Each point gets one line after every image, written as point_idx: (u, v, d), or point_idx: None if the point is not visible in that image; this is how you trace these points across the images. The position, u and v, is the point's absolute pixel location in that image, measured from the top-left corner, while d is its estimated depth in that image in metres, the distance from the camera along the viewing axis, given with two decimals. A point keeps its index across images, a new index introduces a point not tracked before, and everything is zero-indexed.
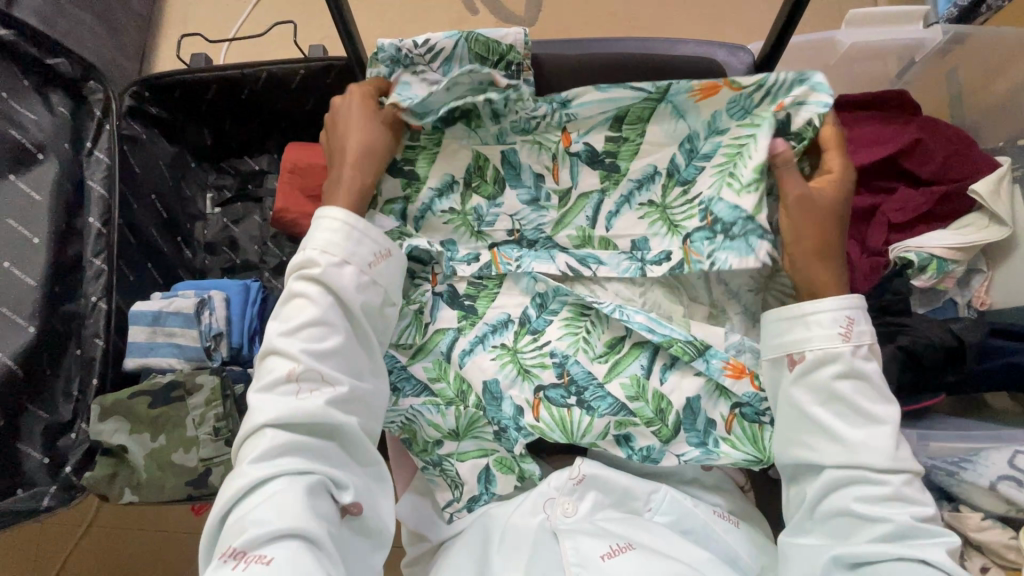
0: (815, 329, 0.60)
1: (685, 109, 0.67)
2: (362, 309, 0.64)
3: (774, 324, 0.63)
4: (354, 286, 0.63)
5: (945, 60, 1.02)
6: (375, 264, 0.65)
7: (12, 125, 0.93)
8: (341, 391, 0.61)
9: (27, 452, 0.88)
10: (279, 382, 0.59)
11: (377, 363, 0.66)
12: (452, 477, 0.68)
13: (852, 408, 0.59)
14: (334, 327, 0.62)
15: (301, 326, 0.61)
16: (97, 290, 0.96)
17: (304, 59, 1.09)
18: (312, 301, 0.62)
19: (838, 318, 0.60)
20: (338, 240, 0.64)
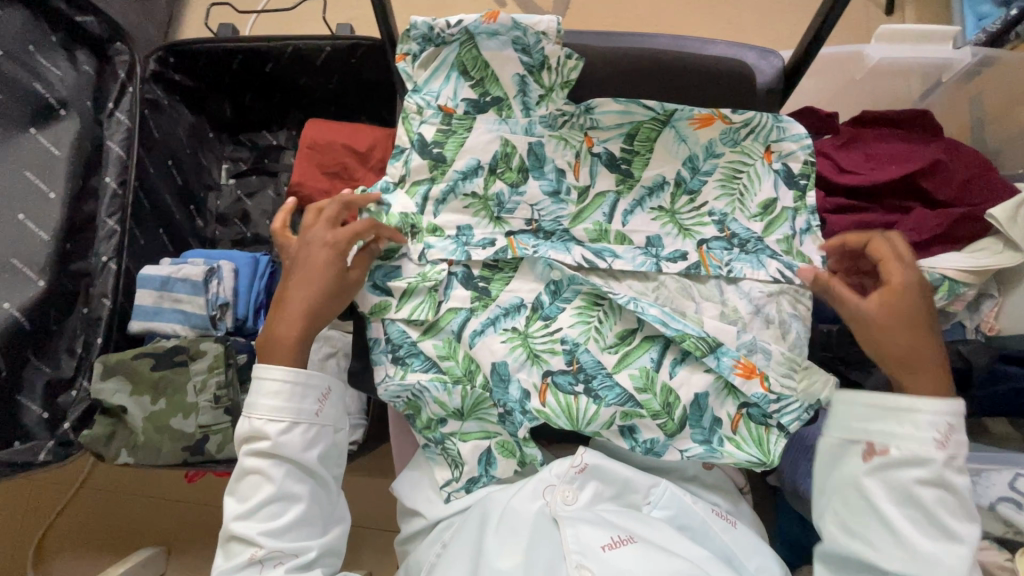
0: (908, 428, 0.59)
1: (686, 136, 0.70)
2: (316, 461, 0.67)
3: (861, 409, 0.62)
4: (306, 447, 0.66)
5: (972, 83, 1.01)
6: (323, 409, 0.68)
7: (35, 78, 0.92)
8: (305, 557, 0.64)
9: (27, 406, 0.87)
10: (242, 566, 0.62)
11: (332, 499, 0.70)
12: (453, 456, 0.68)
13: (929, 518, 0.58)
14: (294, 497, 0.65)
15: (259, 507, 0.63)
16: (108, 251, 0.96)
17: (330, 35, 1.08)
18: (266, 477, 0.64)
19: (936, 422, 0.59)
20: (283, 402, 0.65)
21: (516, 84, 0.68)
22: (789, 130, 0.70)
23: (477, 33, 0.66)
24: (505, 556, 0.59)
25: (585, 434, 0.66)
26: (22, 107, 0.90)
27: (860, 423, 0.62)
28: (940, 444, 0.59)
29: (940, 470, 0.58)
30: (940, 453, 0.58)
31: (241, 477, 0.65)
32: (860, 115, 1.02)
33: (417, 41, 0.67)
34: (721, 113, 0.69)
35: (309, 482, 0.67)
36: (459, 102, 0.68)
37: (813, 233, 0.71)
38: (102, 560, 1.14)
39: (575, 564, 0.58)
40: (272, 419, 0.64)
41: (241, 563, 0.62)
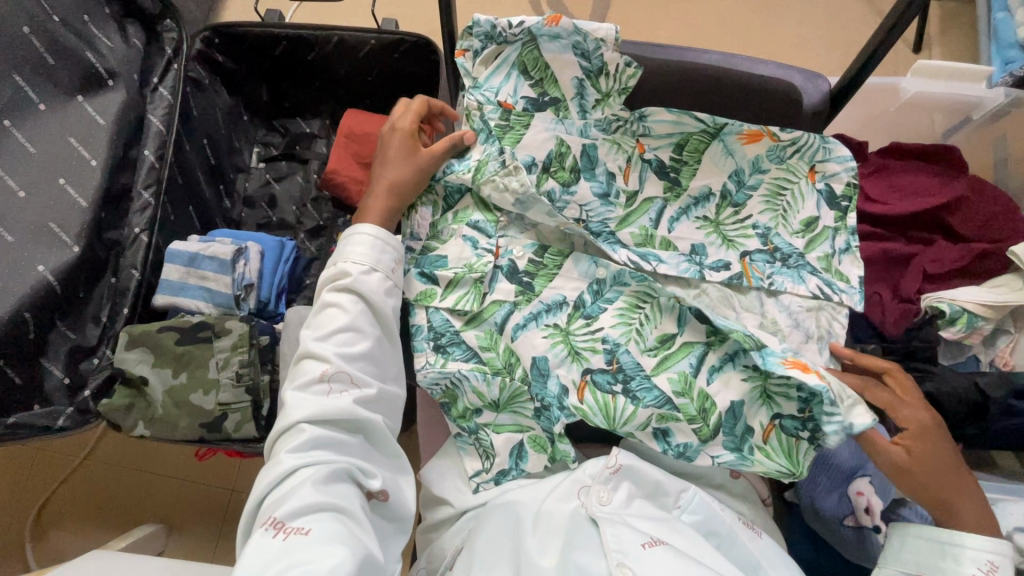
0: (953, 566, 0.61)
1: (734, 150, 0.72)
2: (389, 311, 0.68)
3: (914, 541, 0.64)
4: (381, 289, 0.68)
5: (996, 124, 1.04)
6: (396, 269, 0.70)
7: (87, 47, 0.93)
8: (368, 391, 0.64)
9: (51, 370, 0.87)
10: (313, 382, 0.62)
11: (396, 365, 0.70)
12: (485, 447, 0.70)
13: None
14: (364, 334, 0.66)
15: (333, 330, 0.64)
16: (141, 223, 0.97)
17: (375, 29, 1.10)
18: (343, 308, 0.65)
19: (979, 558, 0.61)
20: (366, 250, 0.68)
21: (574, 87, 0.70)
22: (836, 150, 0.71)
23: (539, 35, 0.68)
24: (546, 556, 0.59)
25: (620, 433, 0.69)
26: (72, 73, 0.91)
27: (909, 555, 0.64)
28: None
29: None
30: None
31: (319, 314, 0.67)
32: (892, 145, 1.04)
33: (479, 38, 0.69)
34: (770, 130, 0.71)
35: (380, 331, 0.68)
36: (517, 100, 0.71)
37: (852, 252, 0.72)
38: (104, 533, 1.13)
39: (616, 562, 0.57)
40: (356, 261, 0.67)
41: (313, 380, 0.62)
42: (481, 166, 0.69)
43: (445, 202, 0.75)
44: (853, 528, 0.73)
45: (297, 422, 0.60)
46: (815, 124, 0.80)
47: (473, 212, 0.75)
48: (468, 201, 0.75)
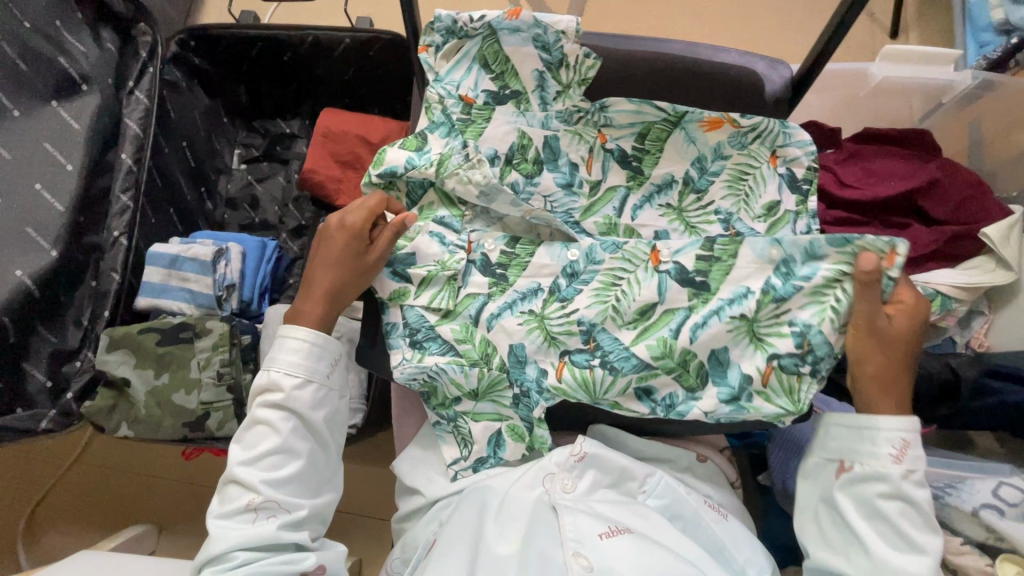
0: (869, 446, 0.66)
1: (695, 137, 0.74)
2: (321, 422, 0.71)
3: (837, 429, 0.69)
4: (313, 403, 0.71)
5: (970, 108, 1.05)
6: (332, 373, 0.73)
7: (60, 53, 0.94)
8: (297, 514, 0.68)
9: (32, 373, 0.88)
10: (238, 509, 0.67)
11: (333, 461, 0.74)
12: (463, 434, 0.71)
13: (892, 529, 0.64)
14: (295, 453, 0.69)
15: (262, 454, 0.68)
16: (120, 226, 0.97)
17: (350, 28, 1.11)
18: (274, 428, 0.69)
19: (894, 438, 0.65)
20: (300, 359, 0.71)
21: (535, 80, 0.71)
22: (795, 134, 0.73)
23: (499, 29, 0.69)
24: (506, 541, 0.62)
25: (604, 403, 0.71)
26: (46, 78, 0.92)
27: (832, 442, 0.69)
28: (897, 458, 0.65)
29: (899, 485, 0.65)
30: (894, 468, 0.65)
31: (251, 428, 0.71)
32: (864, 131, 1.05)
33: (441, 33, 0.70)
34: (730, 117, 0.73)
35: (314, 442, 0.71)
36: (479, 92, 0.72)
37: (813, 235, 0.73)
38: (94, 535, 1.14)
39: (572, 551, 0.59)
40: (287, 373, 0.70)
41: (239, 505, 0.67)
42: (443, 160, 0.70)
43: (410, 198, 0.75)
44: None
45: (223, 549, 0.65)
46: (780, 111, 0.81)
47: (439, 207, 0.75)
48: (432, 197, 0.75)
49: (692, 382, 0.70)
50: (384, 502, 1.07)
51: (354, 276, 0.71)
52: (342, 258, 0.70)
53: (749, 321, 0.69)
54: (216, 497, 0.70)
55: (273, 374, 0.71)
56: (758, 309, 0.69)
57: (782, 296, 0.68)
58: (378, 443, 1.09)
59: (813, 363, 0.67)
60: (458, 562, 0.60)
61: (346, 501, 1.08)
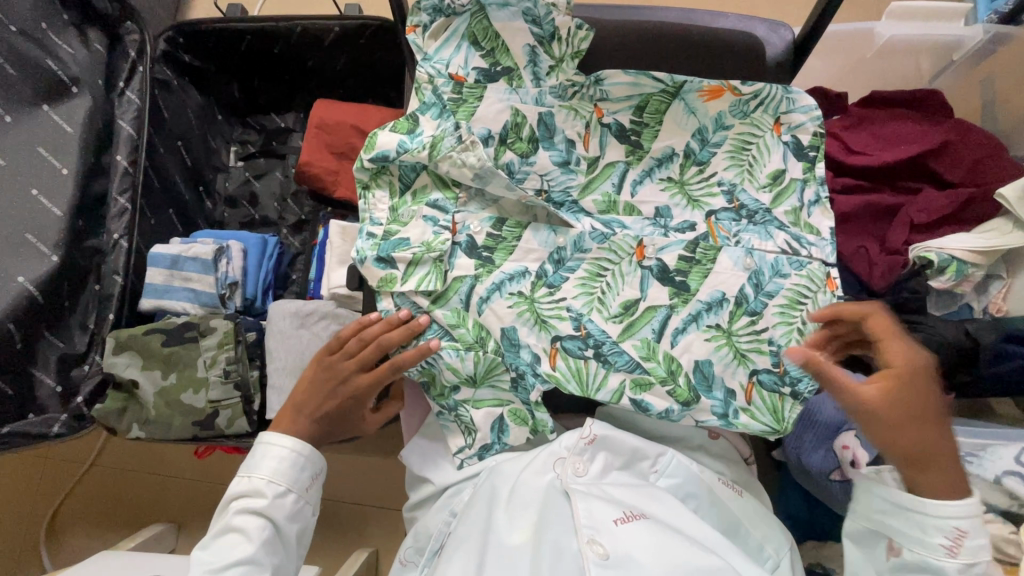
0: (919, 534, 0.61)
1: (696, 108, 0.73)
2: (292, 535, 0.70)
3: (878, 501, 0.64)
4: (290, 515, 0.70)
5: (983, 65, 1.01)
6: (312, 487, 0.73)
7: (48, 55, 0.93)
8: None
9: (41, 379, 0.88)
10: None
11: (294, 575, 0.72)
12: (466, 422, 0.70)
13: None
14: (261, 565, 0.67)
15: (231, 563, 0.66)
16: (118, 229, 0.97)
17: (338, 16, 1.08)
18: (247, 537, 0.67)
19: (947, 529, 0.59)
20: (285, 468, 0.70)
21: (526, 56, 0.70)
22: (798, 102, 0.72)
23: (490, 4, 0.69)
24: (517, 530, 0.61)
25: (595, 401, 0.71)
26: (35, 82, 0.91)
27: (887, 518, 0.63)
28: (952, 551, 0.59)
29: None
30: (950, 561, 0.59)
31: (219, 534, 0.69)
32: (869, 95, 1.01)
33: (428, 12, 0.69)
34: (730, 85, 0.71)
35: (281, 556, 0.70)
36: (469, 71, 0.70)
37: (821, 203, 0.73)
38: (115, 535, 1.16)
39: (587, 538, 0.58)
40: (272, 481, 0.69)
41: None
42: (436, 143, 0.69)
43: (402, 182, 0.74)
44: (840, 482, 0.73)
45: None
46: (782, 76, 0.78)
47: (432, 191, 0.74)
48: (425, 179, 0.74)
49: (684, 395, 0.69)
50: (395, 492, 1.08)
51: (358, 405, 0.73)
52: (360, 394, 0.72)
53: (726, 330, 0.70)
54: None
55: (253, 481, 0.70)
56: (732, 321, 0.70)
57: (753, 309, 0.70)
58: (390, 435, 1.09)
59: (791, 381, 0.69)
60: (471, 555, 0.60)
61: (364, 494, 1.08)
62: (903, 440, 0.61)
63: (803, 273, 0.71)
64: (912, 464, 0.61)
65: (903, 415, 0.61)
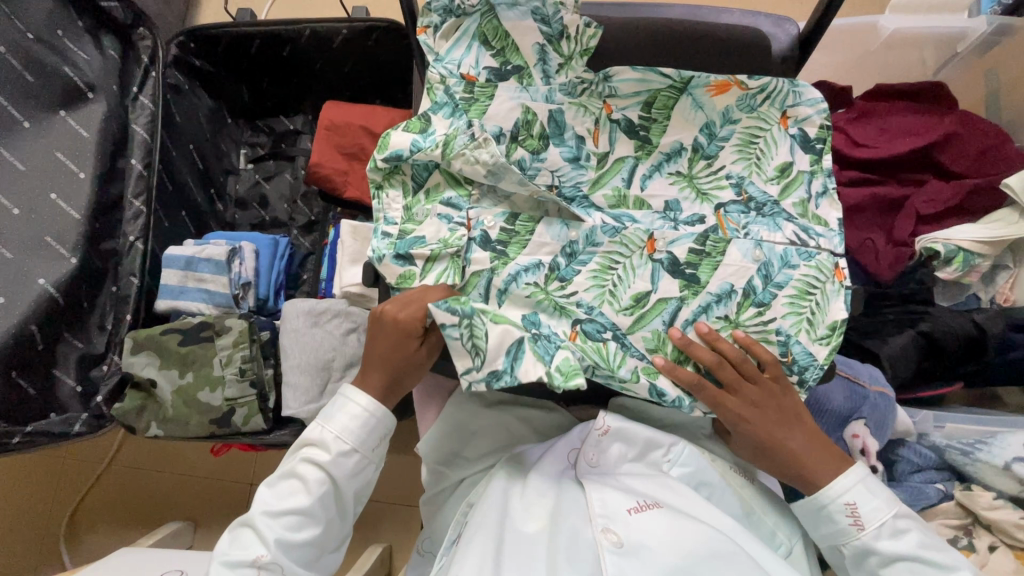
0: (832, 526, 0.66)
1: (703, 103, 0.74)
2: (348, 493, 0.70)
3: (798, 518, 0.69)
4: (351, 473, 0.70)
5: (988, 55, 1.01)
6: (375, 450, 0.72)
7: (64, 62, 0.95)
8: None
9: (62, 379, 0.90)
10: (245, 564, 0.64)
11: (347, 531, 0.73)
12: (475, 340, 0.62)
13: None
14: (316, 519, 0.68)
15: (286, 510, 0.67)
16: (135, 230, 0.99)
17: (347, 18, 1.10)
18: (307, 488, 0.68)
19: (843, 507, 0.65)
20: (354, 426, 0.70)
21: (536, 54, 0.71)
22: (804, 95, 0.73)
23: (498, 4, 0.69)
24: (533, 520, 0.63)
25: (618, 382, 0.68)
26: (52, 89, 0.93)
27: (812, 527, 0.68)
28: (860, 524, 0.65)
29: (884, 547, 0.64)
30: (865, 532, 0.65)
31: (283, 477, 0.70)
32: (875, 87, 1.02)
33: (438, 13, 0.70)
34: (737, 79, 0.73)
35: (334, 511, 0.70)
36: (479, 71, 0.72)
37: (828, 195, 0.74)
38: (133, 533, 1.18)
39: (601, 527, 0.59)
40: (339, 437, 0.69)
41: (245, 559, 0.65)
42: (449, 141, 0.70)
43: (415, 181, 0.75)
44: None
45: None
46: (788, 70, 0.79)
47: (445, 189, 0.75)
48: (437, 178, 0.75)
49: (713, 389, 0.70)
50: (410, 488, 1.09)
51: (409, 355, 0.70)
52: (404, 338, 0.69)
53: (733, 321, 0.71)
54: (223, 538, 0.68)
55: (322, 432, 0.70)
56: (740, 312, 0.71)
57: (761, 300, 0.71)
58: (403, 431, 1.11)
59: (799, 368, 0.71)
60: (487, 543, 0.60)
61: (379, 490, 1.10)
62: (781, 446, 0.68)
63: (811, 263, 0.71)
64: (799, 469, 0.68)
65: (770, 424, 0.68)
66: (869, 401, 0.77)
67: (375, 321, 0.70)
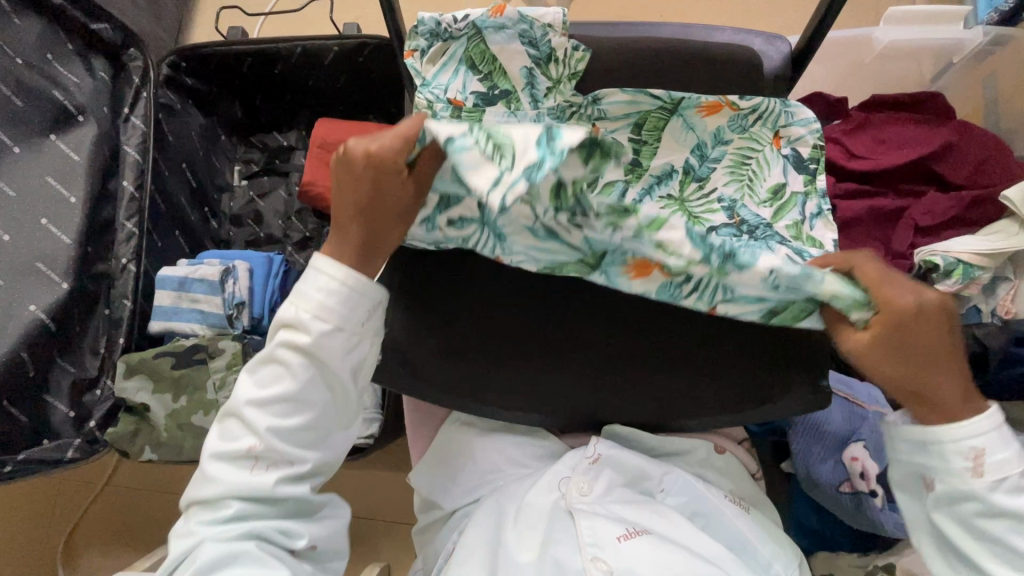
0: (940, 463, 0.56)
1: (695, 124, 0.73)
2: (344, 372, 0.61)
3: (900, 443, 0.59)
4: (341, 352, 0.59)
5: (985, 64, 1.00)
6: (368, 323, 0.61)
7: (53, 85, 0.94)
8: (299, 468, 0.61)
9: (55, 404, 0.90)
10: (238, 453, 0.60)
11: (353, 415, 0.64)
12: (496, 140, 0.47)
13: (1005, 548, 0.56)
14: (307, 404, 0.61)
15: (271, 399, 0.60)
16: (127, 252, 0.99)
17: (337, 36, 1.09)
18: (289, 373, 0.60)
19: (965, 449, 0.55)
20: (334, 303, 0.59)
21: (525, 77, 0.70)
22: (795, 114, 0.73)
23: (483, 27, 0.68)
24: (524, 549, 0.62)
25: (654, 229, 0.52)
26: (42, 113, 0.92)
27: (908, 455, 0.58)
28: (977, 471, 0.55)
29: (991, 500, 0.55)
30: (981, 481, 0.55)
31: (264, 362, 0.62)
32: (870, 98, 1.01)
33: (425, 37, 0.69)
34: (729, 100, 0.72)
35: (328, 394, 0.62)
36: (466, 96, 0.70)
37: (823, 217, 0.73)
38: (130, 554, 1.17)
39: (590, 556, 0.60)
40: (317, 316, 0.59)
41: (239, 450, 0.60)
42: None
43: None
44: (849, 494, 0.76)
45: (215, 496, 0.59)
46: (781, 88, 0.78)
47: None
48: None
49: (781, 303, 0.56)
50: (408, 507, 1.08)
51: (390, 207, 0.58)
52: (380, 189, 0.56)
53: None
54: (213, 430, 0.63)
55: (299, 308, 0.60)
56: None
57: None
58: (400, 449, 1.10)
59: None
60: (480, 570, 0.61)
61: (376, 509, 1.09)
62: (902, 375, 0.55)
63: None
64: (923, 397, 0.56)
65: (921, 348, 0.53)
66: (868, 424, 0.77)
67: (346, 162, 0.57)
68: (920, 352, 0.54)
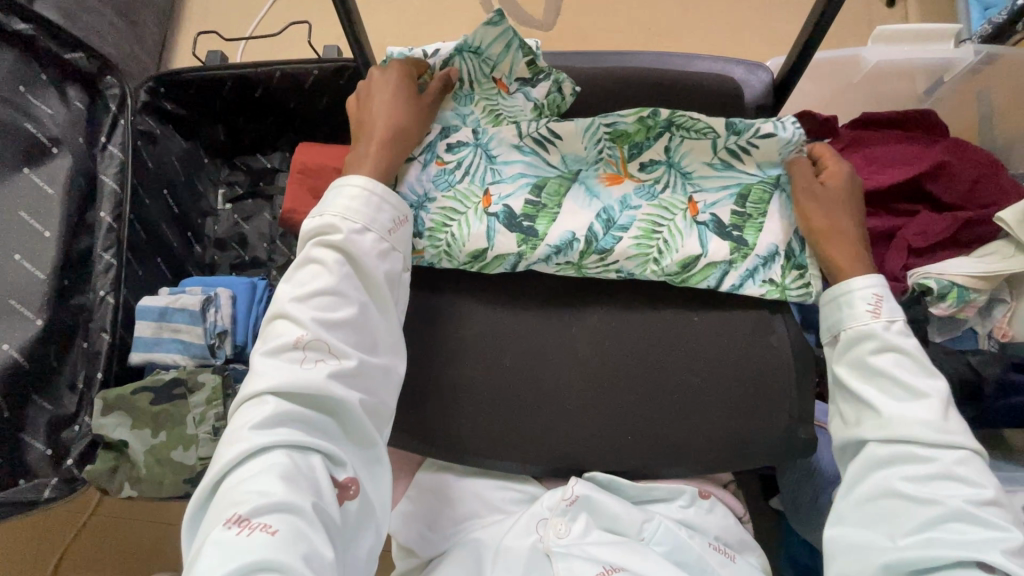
0: (846, 309, 0.64)
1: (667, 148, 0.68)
2: (380, 277, 0.63)
3: (825, 309, 0.67)
4: (374, 252, 0.62)
5: (974, 80, 0.99)
6: (394, 232, 0.65)
7: (27, 118, 0.93)
8: (347, 363, 0.59)
9: (31, 443, 0.88)
10: (287, 346, 0.58)
11: (393, 335, 0.64)
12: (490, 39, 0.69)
13: (895, 382, 0.60)
14: (347, 299, 0.61)
15: (314, 292, 0.60)
16: (105, 285, 0.96)
17: (316, 58, 1.08)
18: (328, 268, 0.60)
19: (866, 294, 0.64)
20: (360, 205, 0.63)
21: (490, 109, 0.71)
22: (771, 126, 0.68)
23: (463, 49, 0.68)
24: None
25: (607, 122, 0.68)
26: (14, 147, 0.91)
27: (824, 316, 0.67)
28: (877, 313, 0.63)
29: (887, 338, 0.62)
30: (877, 321, 0.63)
31: (302, 266, 0.62)
32: (862, 116, 0.98)
33: None
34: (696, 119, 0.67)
35: (365, 293, 0.62)
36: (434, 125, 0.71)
37: None
38: None
39: None
40: (347, 217, 0.62)
41: (287, 343, 0.58)
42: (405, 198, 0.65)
43: None
44: None
45: (263, 391, 0.56)
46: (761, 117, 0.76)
47: None
48: None
49: (746, 190, 0.69)
50: None
51: (415, 117, 0.68)
52: (403, 101, 0.68)
53: None
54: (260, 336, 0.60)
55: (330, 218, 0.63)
56: None
57: None
58: None
59: None
60: None
61: None
62: (824, 219, 0.67)
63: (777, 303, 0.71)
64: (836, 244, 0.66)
65: (832, 204, 0.67)
66: None
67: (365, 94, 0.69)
68: (831, 203, 0.67)
